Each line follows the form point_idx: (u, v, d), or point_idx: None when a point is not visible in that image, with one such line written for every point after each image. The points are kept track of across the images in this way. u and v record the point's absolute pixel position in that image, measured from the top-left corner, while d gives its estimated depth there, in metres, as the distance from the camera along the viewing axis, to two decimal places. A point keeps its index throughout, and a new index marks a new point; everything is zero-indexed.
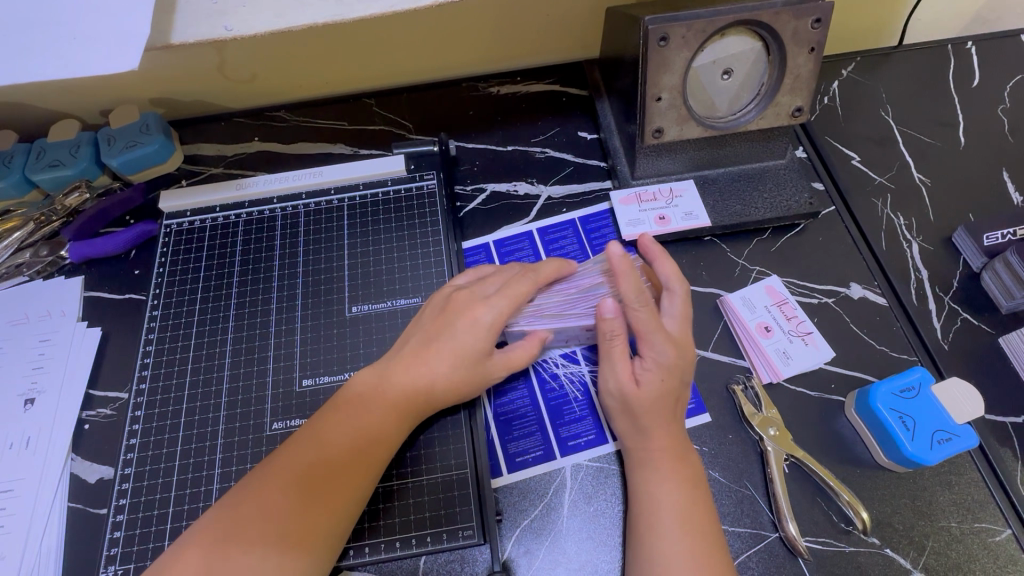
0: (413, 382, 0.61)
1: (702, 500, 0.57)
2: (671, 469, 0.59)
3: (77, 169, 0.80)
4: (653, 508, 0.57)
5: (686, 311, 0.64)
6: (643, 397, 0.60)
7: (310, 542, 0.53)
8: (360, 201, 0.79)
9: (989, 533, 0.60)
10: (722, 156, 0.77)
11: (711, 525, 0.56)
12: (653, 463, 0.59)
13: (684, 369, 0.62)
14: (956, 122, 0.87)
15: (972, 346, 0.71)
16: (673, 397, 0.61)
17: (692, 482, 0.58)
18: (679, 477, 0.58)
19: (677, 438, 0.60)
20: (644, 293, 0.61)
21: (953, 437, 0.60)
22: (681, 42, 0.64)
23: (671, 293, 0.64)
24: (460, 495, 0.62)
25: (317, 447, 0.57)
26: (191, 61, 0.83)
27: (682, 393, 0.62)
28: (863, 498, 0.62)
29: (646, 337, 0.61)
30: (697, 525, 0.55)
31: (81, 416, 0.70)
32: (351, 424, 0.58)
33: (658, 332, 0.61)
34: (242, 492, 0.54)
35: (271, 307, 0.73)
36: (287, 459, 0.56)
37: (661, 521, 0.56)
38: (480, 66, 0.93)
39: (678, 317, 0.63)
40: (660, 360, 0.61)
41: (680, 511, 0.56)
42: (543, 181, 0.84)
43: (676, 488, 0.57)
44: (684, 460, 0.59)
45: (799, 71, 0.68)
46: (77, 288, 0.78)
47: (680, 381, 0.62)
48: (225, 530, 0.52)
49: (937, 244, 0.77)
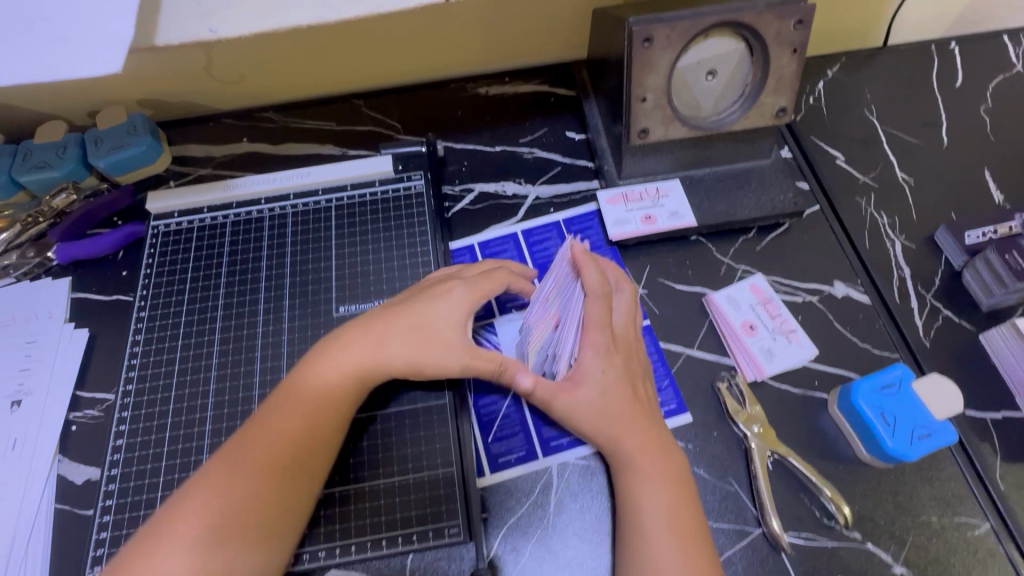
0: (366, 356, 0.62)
1: (689, 498, 0.58)
2: (653, 469, 0.59)
3: (64, 171, 0.80)
4: (640, 513, 0.57)
5: (631, 309, 0.68)
6: (593, 396, 0.62)
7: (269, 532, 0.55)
8: (348, 201, 0.79)
9: (968, 527, 0.61)
10: (708, 156, 0.78)
11: (695, 518, 0.57)
12: (635, 465, 0.59)
13: (628, 362, 0.64)
14: (940, 121, 0.88)
15: (953, 343, 0.72)
16: (631, 391, 0.63)
17: (675, 479, 0.58)
18: (662, 475, 0.58)
19: (650, 432, 0.61)
20: (603, 285, 0.66)
21: (933, 433, 0.60)
22: (665, 43, 0.65)
23: (619, 292, 0.68)
24: (446, 493, 0.63)
25: (264, 438, 0.57)
26: (179, 61, 0.83)
27: (641, 385, 0.64)
28: (845, 493, 0.63)
29: (590, 332, 0.64)
30: (683, 523, 0.56)
31: (67, 418, 0.70)
32: (305, 410, 0.59)
33: (602, 328, 0.64)
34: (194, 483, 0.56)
35: (259, 308, 0.73)
36: (245, 453, 0.57)
37: (648, 521, 0.56)
38: (469, 67, 0.94)
39: (621, 313, 0.67)
40: (603, 357, 0.63)
41: (670, 510, 0.57)
42: (531, 181, 0.84)
43: (662, 488, 0.58)
44: (663, 453, 0.60)
45: (783, 71, 0.69)
46: (64, 289, 0.78)
47: (629, 373, 0.64)
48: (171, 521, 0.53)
49: (919, 242, 0.78)
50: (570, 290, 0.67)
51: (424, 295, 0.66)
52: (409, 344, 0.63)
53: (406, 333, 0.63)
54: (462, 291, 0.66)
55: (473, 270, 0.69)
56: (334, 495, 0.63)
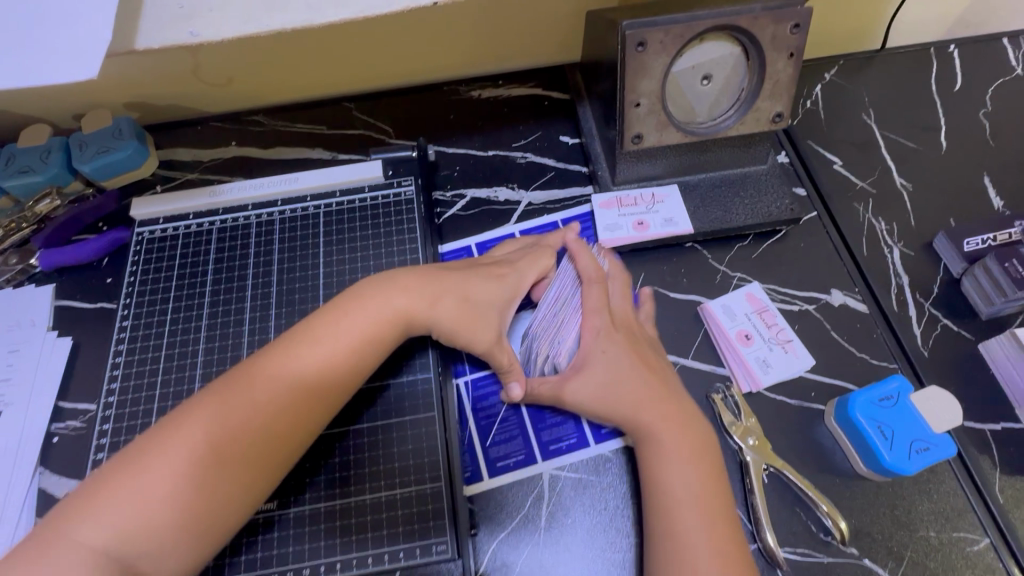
0: (406, 320, 0.60)
1: (715, 471, 0.57)
2: (677, 443, 0.57)
3: (48, 175, 0.79)
4: (665, 490, 0.56)
5: (627, 291, 0.68)
6: (604, 374, 0.61)
7: (213, 517, 0.50)
8: (336, 208, 0.78)
9: (967, 543, 0.60)
10: (704, 162, 0.76)
11: (721, 490, 0.56)
12: (657, 441, 0.58)
13: (633, 339, 0.64)
14: (938, 126, 0.87)
15: (951, 353, 0.70)
16: (644, 364, 0.62)
17: (699, 451, 0.57)
18: (686, 448, 0.57)
19: (670, 403, 0.60)
20: (597, 272, 0.67)
21: (931, 447, 0.59)
22: (659, 47, 0.64)
23: (613, 277, 0.69)
24: (433, 509, 0.61)
25: (229, 409, 0.52)
26: (166, 64, 0.81)
27: (653, 358, 0.64)
28: (842, 508, 0.62)
29: (593, 316, 0.65)
30: (712, 494, 0.55)
31: (49, 429, 0.69)
32: (278, 388, 0.54)
33: (606, 311, 0.65)
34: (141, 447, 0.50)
35: (245, 318, 0.71)
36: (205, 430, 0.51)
37: (677, 495, 0.55)
38: (462, 70, 0.92)
39: (622, 295, 0.67)
40: (608, 334, 0.63)
41: (697, 483, 0.56)
42: (524, 186, 0.83)
43: (685, 462, 0.57)
44: (684, 423, 0.59)
45: (779, 76, 0.68)
46: (47, 296, 0.76)
47: (639, 348, 0.63)
48: (109, 490, 0.48)
49: (918, 249, 0.77)
50: (570, 284, 0.68)
51: (482, 273, 0.65)
52: (459, 312, 0.62)
53: (459, 301, 0.62)
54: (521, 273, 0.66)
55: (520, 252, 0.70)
56: (318, 510, 0.61)
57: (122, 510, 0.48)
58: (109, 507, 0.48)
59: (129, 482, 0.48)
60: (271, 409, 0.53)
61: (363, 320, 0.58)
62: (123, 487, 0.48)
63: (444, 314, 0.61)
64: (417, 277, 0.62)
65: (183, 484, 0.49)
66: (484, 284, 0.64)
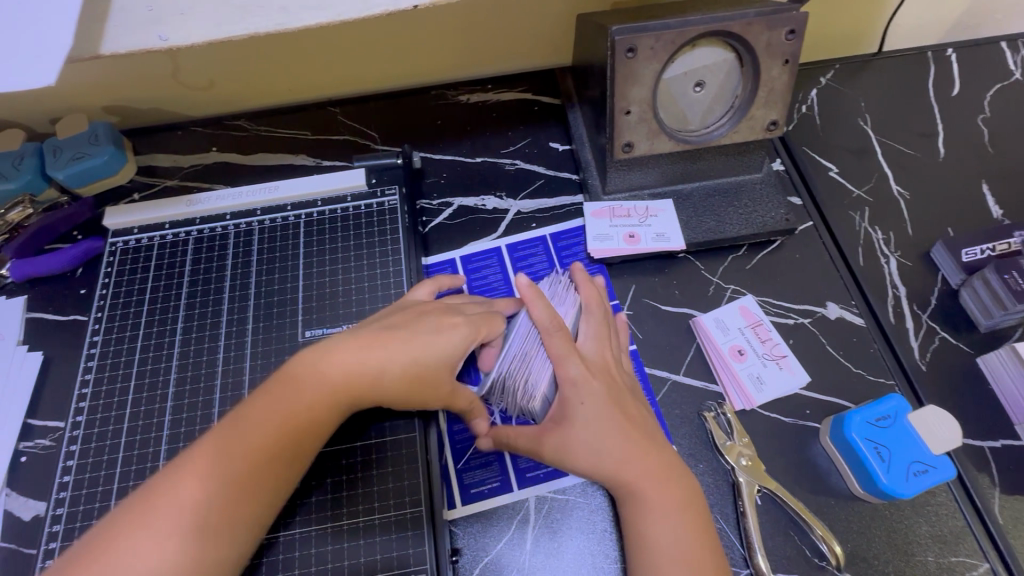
0: (358, 381, 0.56)
1: (701, 524, 0.55)
2: (660, 498, 0.55)
3: (20, 183, 0.76)
4: (650, 549, 0.54)
5: (602, 330, 0.64)
6: (581, 431, 0.59)
7: (249, 530, 0.51)
8: (317, 218, 0.75)
9: (966, 567, 0.58)
10: (697, 170, 0.74)
11: (711, 549, 0.53)
12: (641, 496, 0.56)
13: (610, 388, 0.61)
14: (936, 132, 0.85)
15: (950, 367, 0.68)
16: (622, 415, 0.59)
17: (683, 506, 0.55)
18: (670, 502, 0.55)
19: (652, 457, 0.57)
20: (558, 319, 0.62)
21: (929, 469, 0.58)
22: (650, 54, 0.61)
23: (588, 313, 0.65)
24: (414, 534, 0.58)
25: (266, 417, 0.52)
26: (142, 66, 0.79)
27: (634, 408, 0.61)
28: (837, 531, 0.60)
29: (561, 368, 0.61)
30: (700, 554, 0.53)
31: (17, 448, 0.66)
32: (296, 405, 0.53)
33: (572, 359, 0.61)
34: (185, 462, 0.50)
35: (220, 332, 0.69)
36: (227, 444, 0.51)
37: (662, 555, 0.53)
38: (449, 74, 0.90)
39: (595, 337, 0.64)
40: (579, 387, 0.60)
41: (685, 542, 0.53)
42: (512, 194, 0.80)
43: (669, 520, 0.54)
44: (667, 474, 0.57)
45: (774, 83, 0.65)
46: (18, 308, 0.74)
47: (616, 397, 0.60)
48: (153, 514, 0.47)
49: (915, 260, 0.75)
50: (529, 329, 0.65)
51: (425, 326, 0.60)
52: (406, 376, 0.57)
53: (406, 366, 0.57)
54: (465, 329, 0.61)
55: (473, 305, 0.65)
56: (296, 537, 0.58)
57: (162, 530, 0.46)
58: (149, 528, 0.46)
59: (182, 497, 0.48)
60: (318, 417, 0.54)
61: (339, 359, 0.55)
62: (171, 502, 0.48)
63: (391, 377, 0.56)
64: (359, 344, 0.57)
65: (232, 491, 0.49)
66: (430, 338, 0.59)
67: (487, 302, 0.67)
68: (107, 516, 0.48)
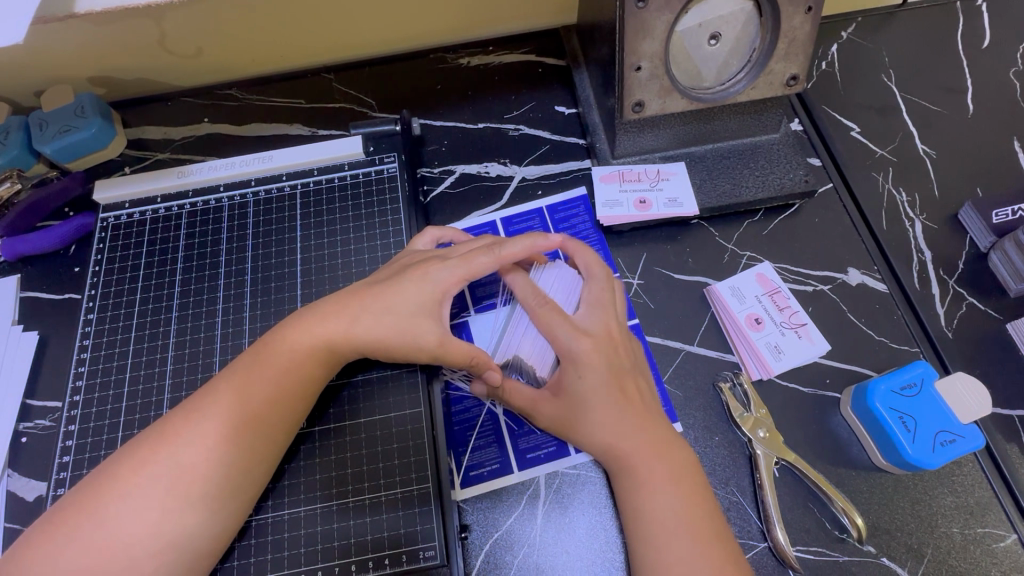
0: (329, 332, 0.57)
1: (705, 499, 0.53)
2: (659, 474, 0.53)
3: (9, 157, 0.74)
4: (646, 523, 0.52)
5: (605, 298, 0.60)
6: (580, 412, 0.57)
7: (232, 505, 0.52)
8: (314, 187, 0.73)
9: (992, 539, 0.56)
10: (711, 130, 0.70)
11: (710, 516, 0.51)
12: (633, 471, 0.54)
13: (614, 360, 0.57)
14: (964, 86, 0.80)
15: (978, 334, 0.65)
16: (617, 388, 0.56)
17: (681, 476, 0.53)
18: (665, 475, 0.53)
19: (653, 430, 0.55)
20: (543, 295, 0.60)
21: (957, 439, 0.55)
22: (662, 3, 0.57)
23: (590, 280, 0.61)
24: (420, 511, 0.57)
25: (247, 389, 0.53)
26: (128, 33, 0.75)
27: (631, 383, 0.58)
28: (858, 504, 0.58)
29: (554, 336, 0.58)
30: (703, 526, 0.51)
31: (16, 429, 0.65)
32: (272, 377, 0.54)
33: (565, 329, 0.58)
34: (136, 451, 0.51)
35: (218, 307, 0.67)
36: (208, 411, 0.52)
37: (662, 530, 0.51)
38: (449, 36, 0.85)
39: (595, 305, 0.60)
40: (578, 362, 0.57)
41: (680, 511, 0.51)
42: (517, 161, 0.77)
43: (667, 492, 0.52)
44: (665, 449, 0.55)
45: (795, 33, 0.61)
46: (11, 288, 0.72)
47: (617, 372, 0.57)
48: (94, 493, 0.49)
49: (942, 222, 0.71)
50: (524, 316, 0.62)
51: (404, 277, 0.59)
52: (386, 326, 0.57)
53: (381, 317, 0.57)
54: (448, 272, 0.59)
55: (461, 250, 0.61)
56: (300, 515, 0.57)
57: (140, 493, 0.49)
58: (105, 509, 0.48)
59: (121, 477, 0.49)
60: (275, 401, 0.54)
61: (317, 326, 0.57)
62: (110, 483, 0.49)
63: (369, 329, 0.57)
64: (335, 301, 0.58)
65: (196, 466, 0.50)
66: (410, 291, 0.58)
67: (488, 256, 0.59)
68: (80, 483, 0.51)
